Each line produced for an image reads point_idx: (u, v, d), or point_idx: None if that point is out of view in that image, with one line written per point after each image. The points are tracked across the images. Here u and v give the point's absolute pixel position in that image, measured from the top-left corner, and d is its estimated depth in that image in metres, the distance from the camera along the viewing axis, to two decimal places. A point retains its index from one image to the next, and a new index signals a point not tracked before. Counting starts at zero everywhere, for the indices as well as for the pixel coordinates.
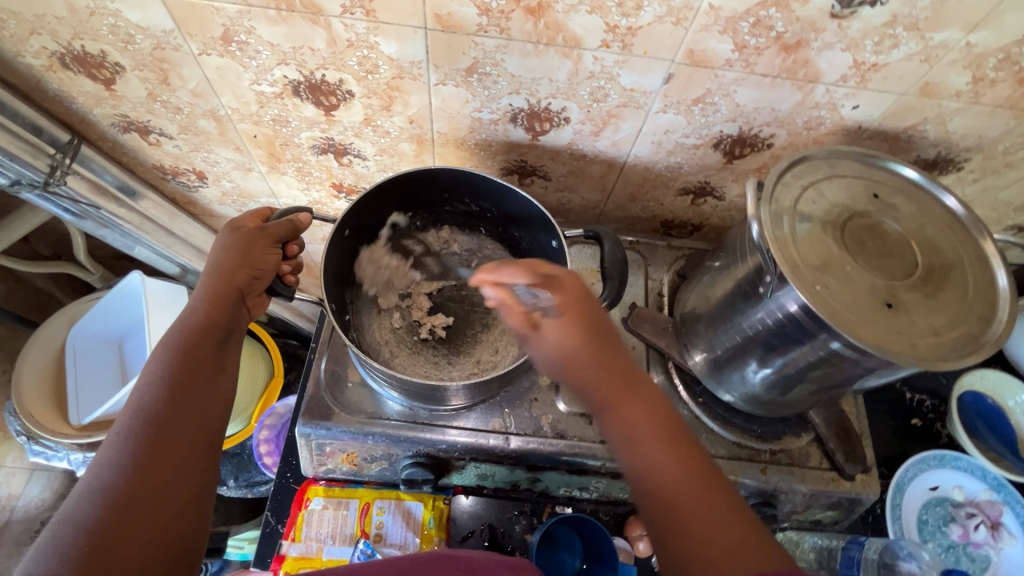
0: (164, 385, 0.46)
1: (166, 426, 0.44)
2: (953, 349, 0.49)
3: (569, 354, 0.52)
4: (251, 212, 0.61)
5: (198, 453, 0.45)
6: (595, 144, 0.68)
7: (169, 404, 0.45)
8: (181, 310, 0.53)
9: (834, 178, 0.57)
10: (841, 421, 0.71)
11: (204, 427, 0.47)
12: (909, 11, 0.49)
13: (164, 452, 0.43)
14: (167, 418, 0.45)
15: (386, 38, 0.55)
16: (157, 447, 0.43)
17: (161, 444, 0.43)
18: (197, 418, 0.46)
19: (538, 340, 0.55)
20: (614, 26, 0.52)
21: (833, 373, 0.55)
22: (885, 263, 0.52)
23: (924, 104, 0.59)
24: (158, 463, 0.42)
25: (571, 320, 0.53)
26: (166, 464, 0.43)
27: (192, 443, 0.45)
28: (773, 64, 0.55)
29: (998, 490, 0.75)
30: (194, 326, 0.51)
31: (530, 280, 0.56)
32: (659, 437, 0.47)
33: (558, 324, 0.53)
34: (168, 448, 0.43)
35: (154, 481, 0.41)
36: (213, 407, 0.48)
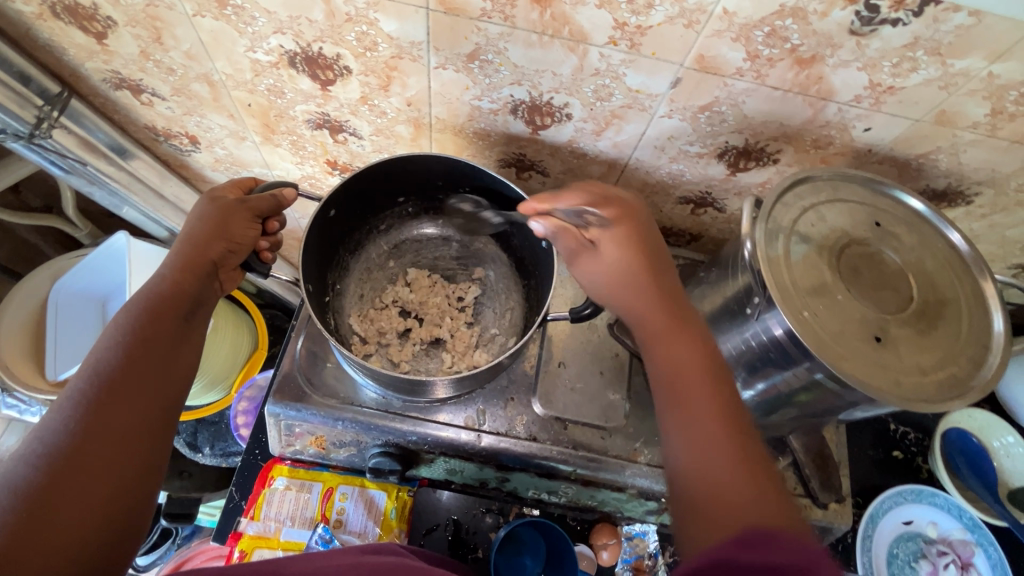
0: (121, 353, 0.45)
1: (119, 395, 0.43)
2: (939, 391, 0.47)
3: (618, 272, 0.54)
4: (235, 183, 0.59)
5: (150, 426, 0.44)
6: (596, 144, 0.66)
7: (125, 373, 0.44)
8: (153, 275, 0.51)
9: (837, 202, 0.54)
10: (821, 448, 0.70)
11: (159, 400, 0.45)
12: (932, 35, 0.47)
13: (112, 423, 0.42)
14: (120, 388, 0.43)
15: (386, 15, 0.53)
16: (107, 416, 0.42)
17: (110, 413, 0.42)
18: (152, 388, 0.45)
19: (591, 257, 0.56)
20: (623, 23, 0.50)
21: (815, 402, 0.54)
22: (879, 294, 0.50)
23: (938, 132, 0.56)
24: (106, 432, 0.41)
25: (630, 238, 0.54)
26: (114, 435, 0.42)
27: (146, 416, 0.44)
28: (785, 78, 0.53)
29: (973, 530, 0.74)
30: (160, 294, 0.49)
31: (577, 201, 0.53)
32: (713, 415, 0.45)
33: (614, 242, 0.54)
34: (117, 417, 0.42)
35: (98, 450, 0.40)
36: (172, 380, 0.47)
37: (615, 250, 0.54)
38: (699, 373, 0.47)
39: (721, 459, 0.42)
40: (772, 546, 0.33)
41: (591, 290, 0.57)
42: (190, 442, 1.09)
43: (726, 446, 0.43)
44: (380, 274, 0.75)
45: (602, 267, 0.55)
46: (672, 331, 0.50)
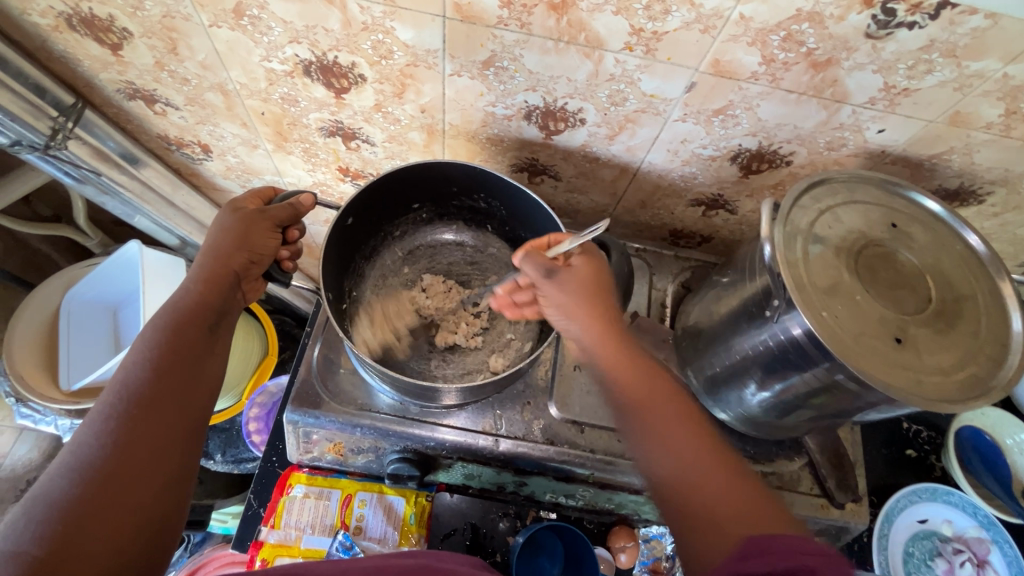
0: (149, 366, 0.45)
1: (149, 408, 0.43)
2: (960, 391, 0.47)
3: (590, 289, 0.56)
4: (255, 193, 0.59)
5: (179, 437, 0.44)
6: (609, 148, 0.67)
7: (154, 385, 0.44)
8: (178, 287, 0.52)
9: (853, 204, 0.55)
10: (836, 448, 0.70)
11: (187, 412, 0.46)
12: (948, 37, 0.47)
13: (143, 435, 0.42)
14: (149, 401, 0.44)
15: (403, 23, 0.53)
16: (137, 429, 0.42)
17: (140, 426, 0.42)
18: (181, 400, 0.45)
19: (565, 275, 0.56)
20: (639, 29, 0.50)
21: (834, 404, 0.54)
22: (898, 295, 0.51)
23: (952, 133, 0.57)
24: (138, 445, 0.42)
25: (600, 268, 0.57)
26: (146, 447, 0.42)
27: (175, 428, 0.44)
28: (801, 81, 0.53)
29: (988, 528, 0.74)
30: (185, 306, 0.50)
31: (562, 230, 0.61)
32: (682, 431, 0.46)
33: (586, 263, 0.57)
34: (147, 430, 0.42)
35: (131, 463, 0.41)
36: (199, 391, 0.47)
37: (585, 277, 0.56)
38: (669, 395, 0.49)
39: (686, 462, 0.44)
40: (770, 556, 0.36)
41: (545, 302, 0.57)
42: (201, 449, 1.09)
43: (721, 469, 0.44)
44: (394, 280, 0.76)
45: (571, 284, 0.56)
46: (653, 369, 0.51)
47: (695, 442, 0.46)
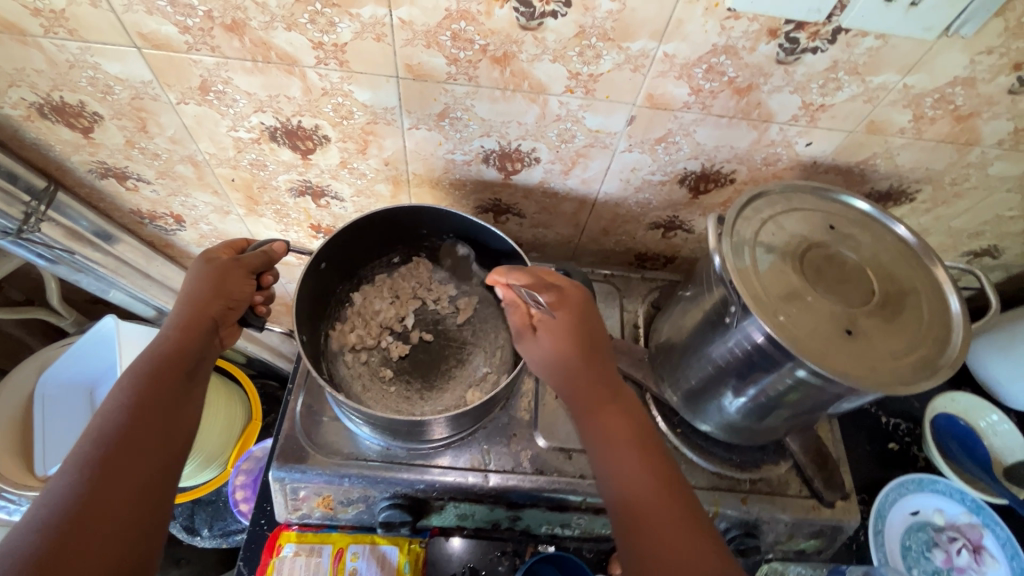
0: (125, 414, 0.47)
1: (123, 457, 0.45)
2: (912, 373, 0.50)
3: (559, 360, 0.59)
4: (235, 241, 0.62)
5: (152, 486, 0.46)
6: (566, 182, 0.71)
7: (127, 434, 0.46)
8: (159, 333, 0.53)
9: (792, 211, 0.59)
10: (819, 447, 0.71)
11: (163, 458, 0.47)
12: (848, 58, 0.53)
13: (116, 482, 0.44)
14: (123, 449, 0.45)
15: (360, 86, 0.57)
16: (110, 477, 0.44)
17: (113, 474, 0.44)
18: (155, 447, 0.47)
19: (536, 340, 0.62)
20: (576, 73, 0.55)
21: (803, 400, 0.56)
22: (844, 290, 0.54)
23: (872, 140, 0.62)
24: (110, 494, 0.43)
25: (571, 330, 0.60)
26: (116, 496, 0.43)
27: (151, 477, 0.46)
28: (728, 106, 0.58)
29: (978, 513, 0.76)
30: (163, 354, 0.51)
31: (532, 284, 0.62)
32: (636, 460, 0.54)
33: (554, 334, 0.60)
34: (119, 478, 0.44)
35: (102, 511, 0.42)
36: (175, 439, 0.49)
37: (564, 337, 0.60)
38: (617, 424, 0.57)
39: (643, 476, 0.53)
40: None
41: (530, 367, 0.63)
42: (187, 525, 1.05)
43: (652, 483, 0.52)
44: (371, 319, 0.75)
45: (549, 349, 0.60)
46: (603, 404, 0.58)
47: (635, 469, 0.53)
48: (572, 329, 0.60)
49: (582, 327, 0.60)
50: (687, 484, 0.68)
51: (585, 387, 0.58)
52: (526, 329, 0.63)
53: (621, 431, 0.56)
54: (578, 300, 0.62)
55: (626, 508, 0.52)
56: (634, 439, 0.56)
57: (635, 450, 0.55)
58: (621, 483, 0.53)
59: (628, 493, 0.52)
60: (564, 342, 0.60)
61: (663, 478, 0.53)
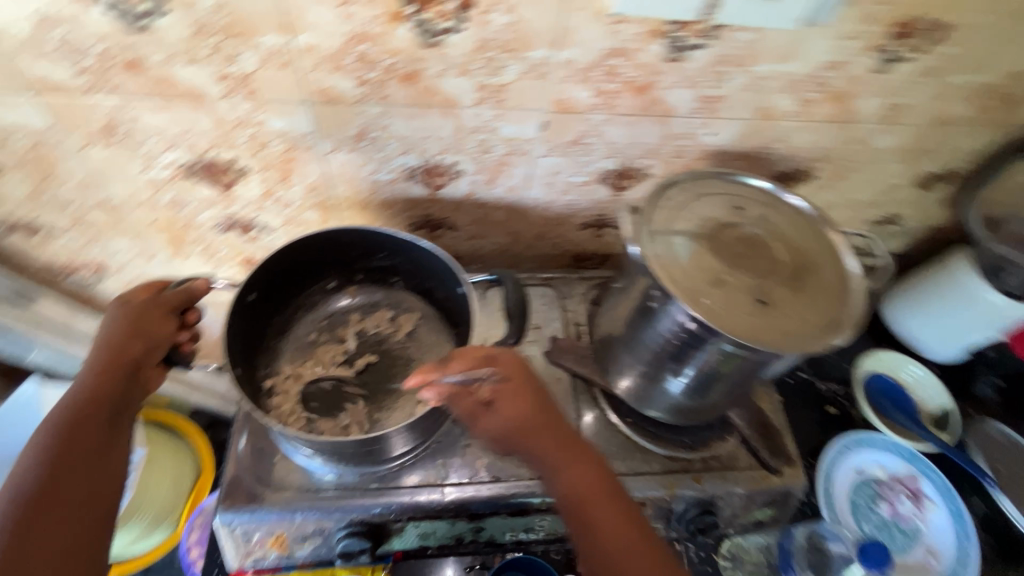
0: (45, 467, 0.49)
1: (46, 509, 0.47)
2: (824, 331, 0.53)
3: (519, 420, 0.58)
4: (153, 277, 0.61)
5: (80, 532, 0.48)
6: (492, 192, 0.73)
7: (47, 488, 0.48)
8: (74, 384, 0.54)
9: (701, 198, 0.63)
10: (761, 419, 0.75)
11: (88, 505, 0.49)
12: (729, 52, 0.57)
13: (41, 535, 0.46)
14: (44, 502, 0.47)
15: (272, 114, 0.58)
16: (32, 531, 0.46)
17: (36, 527, 0.46)
18: (82, 495, 0.49)
19: (488, 413, 0.59)
20: (483, 85, 0.57)
21: (736, 372, 0.59)
22: (753, 264, 0.58)
23: (766, 125, 0.67)
24: (31, 548, 0.45)
25: (519, 388, 0.59)
26: (43, 546, 0.46)
27: (80, 528, 0.48)
28: (631, 105, 0.62)
29: (913, 461, 0.81)
30: (79, 403, 0.52)
31: (468, 365, 0.58)
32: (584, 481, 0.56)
33: (508, 395, 0.59)
34: (45, 531, 0.46)
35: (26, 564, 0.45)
36: (103, 484, 0.51)
37: (514, 399, 0.59)
38: (557, 451, 0.58)
39: (592, 497, 0.56)
40: None
41: (489, 438, 0.59)
42: None
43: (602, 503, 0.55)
44: (312, 346, 0.73)
45: (506, 414, 0.58)
46: (547, 434, 0.58)
47: (586, 492, 0.56)
48: (513, 387, 0.59)
49: (524, 387, 0.60)
50: (643, 471, 0.70)
51: (534, 430, 0.58)
52: (475, 410, 0.59)
53: (561, 456, 0.58)
54: (516, 360, 0.61)
55: (583, 529, 0.55)
56: (580, 463, 0.57)
57: (582, 469, 0.57)
58: (569, 510, 0.56)
59: (583, 518, 0.55)
60: (518, 408, 0.59)
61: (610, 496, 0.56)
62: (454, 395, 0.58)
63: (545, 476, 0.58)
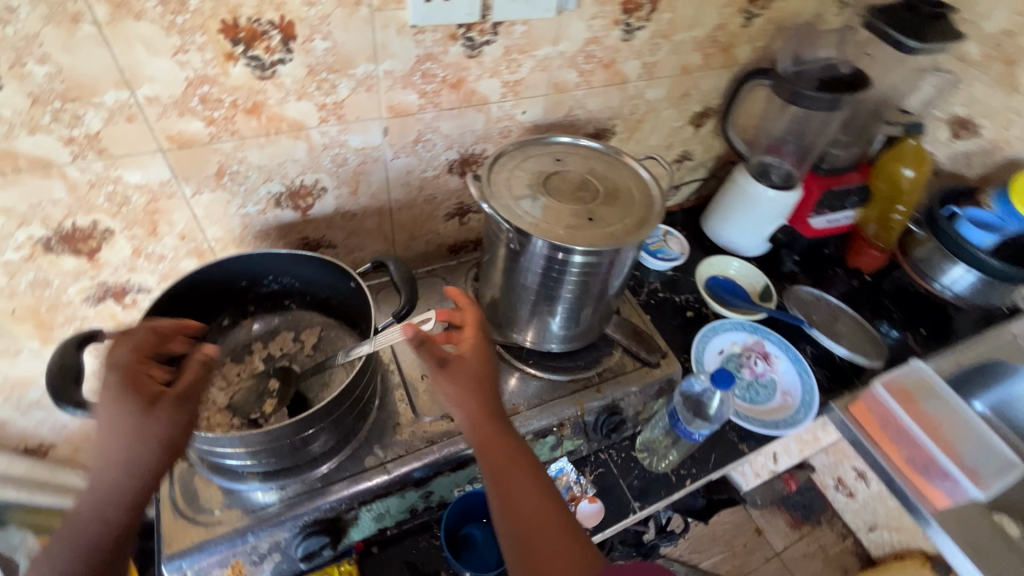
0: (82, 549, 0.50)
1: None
2: (640, 227, 0.69)
3: (467, 391, 0.61)
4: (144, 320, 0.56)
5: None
6: (358, 202, 0.81)
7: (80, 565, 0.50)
8: (96, 449, 0.52)
9: (527, 159, 0.77)
10: (634, 328, 0.90)
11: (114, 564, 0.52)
12: (513, 43, 0.73)
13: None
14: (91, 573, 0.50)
15: (128, 169, 0.61)
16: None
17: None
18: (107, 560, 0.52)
19: (443, 377, 0.61)
20: (322, 104, 0.67)
21: (594, 284, 0.73)
22: (578, 195, 0.72)
23: (563, 97, 0.85)
24: None
25: (477, 363, 0.63)
26: None
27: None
28: (452, 99, 0.75)
29: (756, 332, 1.04)
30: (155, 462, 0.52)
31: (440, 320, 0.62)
32: (517, 465, 0.60)
33: (458, 372, 0.62)
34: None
35: None
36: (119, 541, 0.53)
37: (468, 372, 0.62)
38: (495, 434, 0.61)
39: (520, 481, 0.59)
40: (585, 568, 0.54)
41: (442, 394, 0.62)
42: None
43: (528, 488, 0.59)
44: (222, 380, 0.73)
45: (455, 386, 0.61)
46: (487, 416, 0.61)
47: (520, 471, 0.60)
48: (471, 361, 0.62)
49: (479, 363, 0.63)
50: (553, 398, 0.81)
51: (478, 408, 0.61)
52: (441, 361, 0.61)
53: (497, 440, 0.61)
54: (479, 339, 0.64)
55: (507, 510, 0.58)
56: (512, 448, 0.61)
57: (514, 455, 0.60)
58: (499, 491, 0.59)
59: (511, 501, 0.58)
60: (467, 383, 0.62)
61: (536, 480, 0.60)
62: (421, 343, 0.59)
63: (483, 456, 0.60)
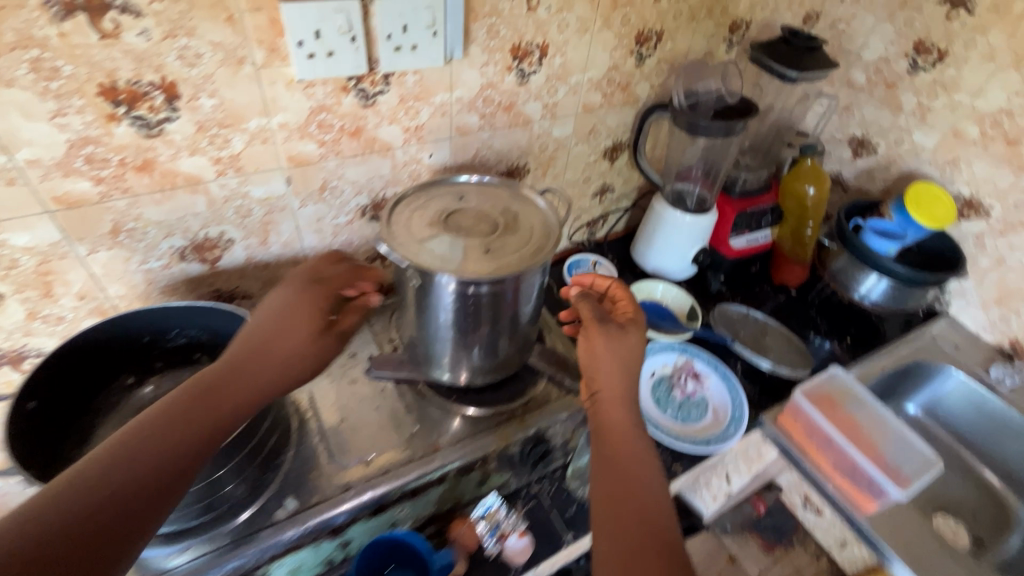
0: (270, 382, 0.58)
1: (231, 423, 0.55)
2: (535, 257, 0.71)
3: (624, 361, 0.69)
4: (343, 266, 0.70)
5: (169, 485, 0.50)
6: (270, 251, 0.82)
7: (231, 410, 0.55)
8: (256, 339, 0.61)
9: (430, 198, 0.79)
10: (558, 357, 0.91)
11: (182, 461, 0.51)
12: (407, 92, 0.77)
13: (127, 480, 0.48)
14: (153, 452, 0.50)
15: (14, 232, 0.62)
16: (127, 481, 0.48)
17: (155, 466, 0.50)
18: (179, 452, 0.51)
19: (606, 341, 0.70)
20: (217, 158, 0.69)
21: (500, 316, 0.73)
22: (476, 230, 0.74)
23: (468, 139, 0.89)
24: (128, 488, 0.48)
25: (616, 341, 0.70)
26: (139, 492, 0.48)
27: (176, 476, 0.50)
28: (353, 147, 0.78)
29: (685, 351, 1.07)
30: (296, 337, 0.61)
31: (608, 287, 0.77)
32: (631, 456, 0.63)
33: (620, 336, 0.71)
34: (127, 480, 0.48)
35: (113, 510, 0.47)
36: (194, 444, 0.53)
37: (629, 341, 0.70)
38: (620, 416, 0.66)
39: (637, 465, 0.62)
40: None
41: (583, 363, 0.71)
42: None
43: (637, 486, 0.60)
44: None
45: (621, 349, 0.69)
46: (620, 398, 0.67)
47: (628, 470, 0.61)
48: (630, 330, 0.71)
49: (629, 340, 0.70)
50: (476, 432, 0.80)
51: (616, 382, 0.68)
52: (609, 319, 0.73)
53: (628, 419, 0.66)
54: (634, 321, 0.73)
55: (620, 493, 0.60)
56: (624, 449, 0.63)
57: (628, 445, 0.64)
58: (635, 451, 0.64)
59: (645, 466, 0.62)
60: (619, 350, 0.69)
61: (649, 482, 0.61)
62: (593, 308, 0.73)
63: (601, 446, 0.65)
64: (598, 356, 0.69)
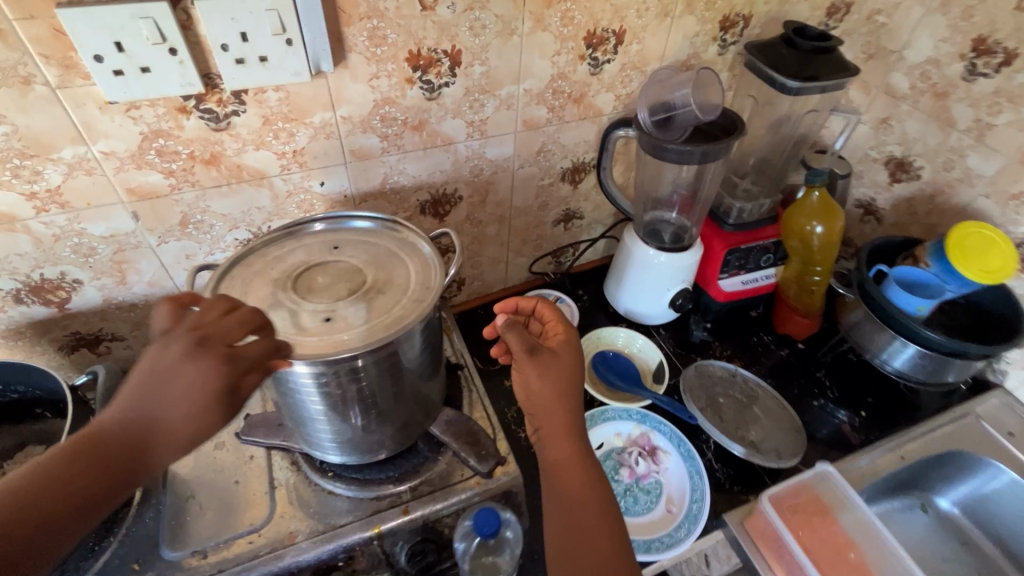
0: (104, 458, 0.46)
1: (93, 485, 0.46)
2: (385, 331, 0.55)
3: (558, 388, 0.58)
4: (235, 318, 0.50)
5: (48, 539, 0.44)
6: (133, 292, 0.72)
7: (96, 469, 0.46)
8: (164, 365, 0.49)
9: (296, 246, 0.65)
10: (469, 428, 0.74)
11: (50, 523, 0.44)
12: (270, 112, 0.64)
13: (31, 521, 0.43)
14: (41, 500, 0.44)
15: None
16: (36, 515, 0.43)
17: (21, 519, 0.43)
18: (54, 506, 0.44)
19: (539, 365, 0.59)
20: (30, 194, 0.58)
21: (358, 394, 0.58)
22: (331, 290, 0.59)
23: (370, 164, 0.74)
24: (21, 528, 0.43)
25: (552, 359, 0.59)
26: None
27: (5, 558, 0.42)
28: (213, 176, 0.66)
29: (645, 421, 0.87)
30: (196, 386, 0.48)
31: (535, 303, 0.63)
32: (581, 480, 0.56)
33: (556, 357, 0.60)
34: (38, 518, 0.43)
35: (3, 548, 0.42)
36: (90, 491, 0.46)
37: (562, 363, 0.60)
38: (566, 445, 0.58)
39: (593, 487, 0.56)
40: None
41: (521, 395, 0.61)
42: None
43: (593, 504, 0.55)
44: None
45: (552, 377, 0.58)
46: (566, 426, 0.58)
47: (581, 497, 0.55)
48: (561, 345, 0.61)
49: (562, 355, 0.60)
50: (345, 521, 0.66)
51: (552, 410, 0.58)
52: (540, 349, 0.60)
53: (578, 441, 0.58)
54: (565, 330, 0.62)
55: (582, 523, 0.54)
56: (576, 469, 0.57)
57: (577, 466, 0.57)
58: (587, 482, 0.56)
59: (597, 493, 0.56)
60: (557, 376, 0.59)
61: (602, 503, 0.55)
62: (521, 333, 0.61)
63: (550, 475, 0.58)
64: (531, 386, 0.59)
